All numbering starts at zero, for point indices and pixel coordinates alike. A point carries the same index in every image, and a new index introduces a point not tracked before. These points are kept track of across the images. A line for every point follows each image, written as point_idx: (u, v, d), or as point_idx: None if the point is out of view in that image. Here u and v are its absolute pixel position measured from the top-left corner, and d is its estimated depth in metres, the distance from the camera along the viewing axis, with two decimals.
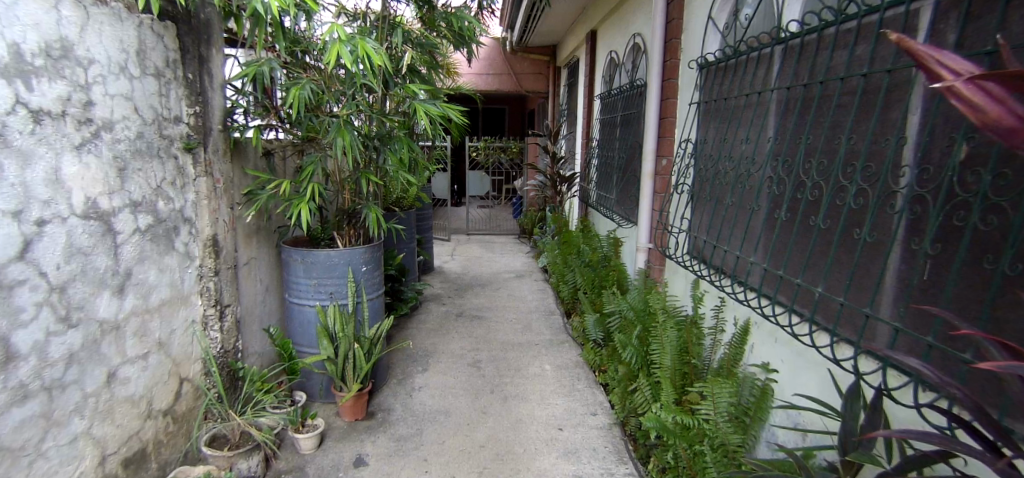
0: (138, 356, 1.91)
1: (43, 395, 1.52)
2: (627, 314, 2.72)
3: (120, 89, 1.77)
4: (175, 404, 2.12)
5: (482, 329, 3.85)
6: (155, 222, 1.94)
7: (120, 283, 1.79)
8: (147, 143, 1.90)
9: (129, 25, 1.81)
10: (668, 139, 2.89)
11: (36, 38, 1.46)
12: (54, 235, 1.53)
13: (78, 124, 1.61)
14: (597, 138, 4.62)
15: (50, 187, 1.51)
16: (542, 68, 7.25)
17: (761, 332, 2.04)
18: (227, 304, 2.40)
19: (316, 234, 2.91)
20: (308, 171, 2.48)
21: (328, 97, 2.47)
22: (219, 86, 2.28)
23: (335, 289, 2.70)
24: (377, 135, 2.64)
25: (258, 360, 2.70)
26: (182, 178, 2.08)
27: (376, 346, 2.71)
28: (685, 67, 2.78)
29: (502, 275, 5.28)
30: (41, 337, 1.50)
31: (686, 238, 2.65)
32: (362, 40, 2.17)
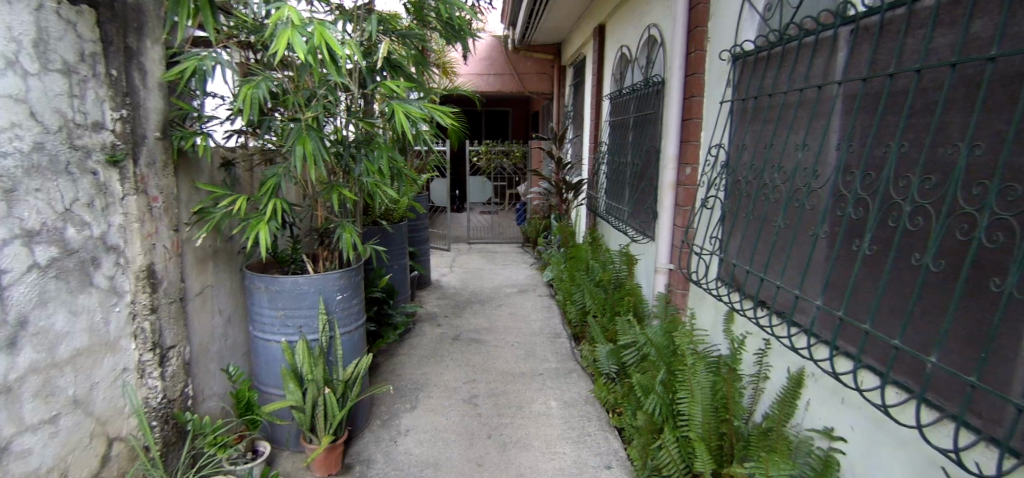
0: (44, 421, 1.43)
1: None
2: (648, 351, 2.28)
3: (4, 88, 1.31)
4: (102, 470, 1.64)
5: (480, 356, 3.39)
6: (63, 253, 1.48)
7: (9, 336, 1.32)
8: (48, 157, 1.43)
9: (20, 9, 1.34)
10: (693, 144, 2.47)
11: None
12: None
13: None
14: (607, 142, 4.20)
15: None
16: (546, 68, 6.84)
17: (817, 388, 1.62)
18: (171, 346, 1.92)
19: (285, 257, 2.47)
20: (268, 184, 2.00)
21: (293, 98, 2.03)
22: (155, 86, 1.82)
23: (305, 323, 2.23)
24: (355, 141, 2.19)
25: (217, 406, 2.26)
26: (104, 198, 1.62)
27: (353, 389, 2.23)
28: (712, 59, 2.36)
29: (504, 290, 4.87)
30: None
31: (717, 260, 2.25)
32: (321, 26, 1.70)
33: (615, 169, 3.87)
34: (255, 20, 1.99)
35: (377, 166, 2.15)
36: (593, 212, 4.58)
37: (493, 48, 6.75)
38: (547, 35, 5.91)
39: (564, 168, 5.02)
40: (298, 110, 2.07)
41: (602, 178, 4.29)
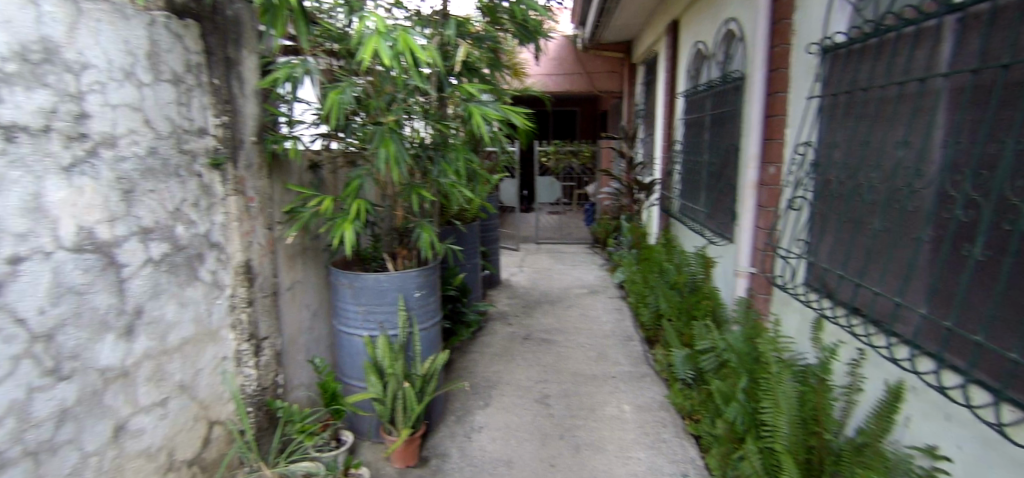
0: (156, 403, 1.53)
1: (25, 463, 1.13)
2: (729, 358, 2.14)
3: (124, 98, 1.42)
4: (204, 451, 1.76)
5: (551, 357, 3.37)
6: (173, 250, 1.61)
7: (127, 323, 1.41)
8: (161, 160, 1.55)
9: (135, 24, 1.46)
10: (776, 142, 2.32)
11: (6, 39, 1.09)
12: (34, 275, 1.15)
13: (68, 140, 1.24)
14: (681, 139, 4.05)
15: (28, 216, 1.14)
16: (616, 66, 6.74)
17: (918, 403, 1.46)
18: (264, 337, 2.08)
19: (367, 255, 2.57)
20: (353, 184, 2.07)
21: (375, 103, 2.10)
22: (251, 93, 1.97)
23: (385, 318, 2.32)
24: (432, 143, 2.25)
25: (304, 395, 2.41)
26: (207, 198, 1.77)
27: (430, 383, 2.30)
28: (797, 52, 2.20)
29: (574, 290, 4.83)
30: (22, 395, 1.11)
31: (803, 265, 2.09)
32: (404, 31, 1.71)
33: (691, 167, 3.70)
34: (341, 31, 2.10)
35: (453, 167, 2.21)
36: (665, 211, 4.43)
37: (563, 48, 6.74)
38: (616, 32, 5.78)
39: (636, 166, 5.07)
40: (378, 115, 2.14)
41: (676, 177, 4.15)
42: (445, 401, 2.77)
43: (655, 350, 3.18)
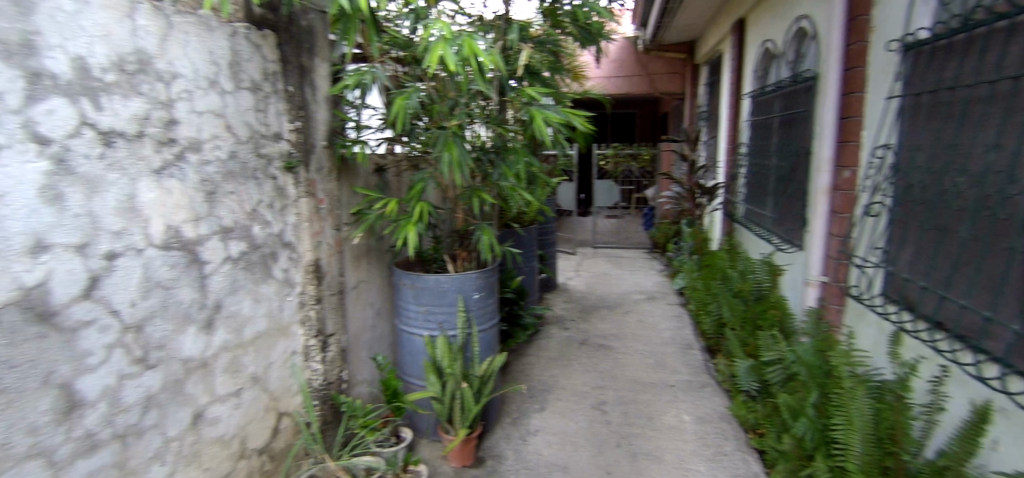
0: (231, 392, 1.60)
1: (114, 445, 1.22)
2: (797, 371, 2.01)
3: (208, 105, 1.52)
4: (273, 440, 1.81)
5: (608, 363, 3.28)
6: (250, 249, 1.69)
7: (207, 317, 1.50)
8: (241, 163, 1.64)
9: (219, 35, 1.55)
10: (851, 145, 2.19)
11: (106, 51, 1.20)
12: (128, 270, 1.25)
13: (158, 145, 1.34)
14: (746, 142, 3.89)
15: (124, 216, 1.24)
16: (678, 68, 6.58)
17: (1009, 427, 1.33)
18: (330, 333, 2.14)
19: (428, 256, 2.56)
20: (416, 187, 2.00)
21: (440, 107, 2.03)
22: (323, 99, 2.06)
23: (445, 319, 2.28)
24: (493, 147, 2.14)
25: (367, 391, 2.46)
26: (282, 200, 1.85)
27: (487, 384, 2.25)
28: (876, 49, 2.06)
29: (632, 296, 4.72)
30: (113, 381, 1.22)
31: (880, 274, 1.96)
32: (470, 34, 1.55)
33: (758, 171, 3.53)
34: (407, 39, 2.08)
35: (513, 171, 2.08)
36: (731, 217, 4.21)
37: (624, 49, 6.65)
38: (681, 32, 5.62)
39: (698, 170, 4.90)
40: (442, 120, 2.07)
41: (741, 181, 3.99)
42: (501, 404, 2.73)
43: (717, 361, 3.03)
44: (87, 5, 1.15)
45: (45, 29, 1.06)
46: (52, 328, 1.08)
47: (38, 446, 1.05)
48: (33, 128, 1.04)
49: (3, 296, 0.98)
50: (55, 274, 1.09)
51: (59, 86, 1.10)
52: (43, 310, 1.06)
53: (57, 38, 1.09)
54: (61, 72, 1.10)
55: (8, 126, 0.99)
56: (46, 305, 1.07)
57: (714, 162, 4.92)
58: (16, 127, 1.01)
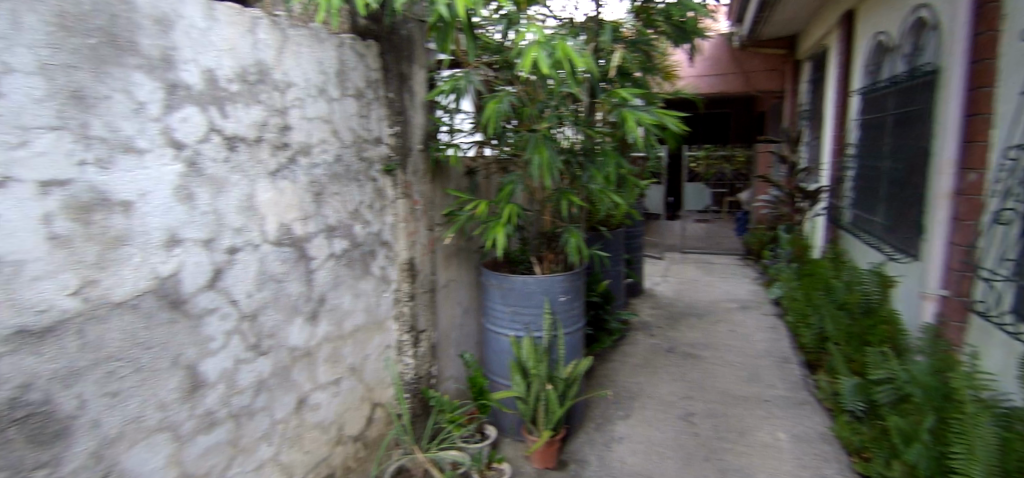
0: (331, 381, 1.69)
1: (230, 424, 1.33)
2: (911, 391, 1.82)
3: (318, 111, 1.61)
4: (367, 429, 1.88)
5: (697, 372, 3.09)
6: (351, 247, 1.77)
7: (313, 309, 1.60)
8: (345, 166, 1.73)
9: (328, 45, 1.64)
10: (979, 145, 1.97)
11: (231, 64, 1.32)
12: (246, 264, 1.36)
13: (275, 149, 1.45)
14: (855, 142, 3.59)
15: (244, 214, 1.35)
16: (777, 64, 6.24)
17: None
18: (423, 329, 2.17)
19: (515, 257, 2.43)
20: (506, 189, 1.94)
21: (530, 110, 1.92)
22: (421, 105, 2.08)
23: (531, 320, 2.17)
24: (582, 149, 2.04)
25: (453, 387, 2.46)
26: (380, 200, 1.92)
27: (572, 387, 2.10)
28: (1007, 39, 1.84)
29: (723, 304, 4.46)
30: (230, 364, 1.32)
31: (1010, 290, 1.74)
32: (563, 39, 1.50)
33: (868, 174, 3.25)
34: (500, 43, 1.98)
35: (603, 174, 1.96)
36: (836, 223, 3.88)
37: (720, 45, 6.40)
38: (781, 25, 5.23)
39: (799, 173, 4.60)
40: (531, 123, 1.96)
41: (848, 183, 3.70)
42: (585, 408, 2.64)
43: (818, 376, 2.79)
44: (215, 22, 1.27)
45: (181, 45, 1.19)
46: (182, 314, 1.20)
47: (166, 420, 1.17)
48: (170, 134, 1.17)
49: (141, 284, 1.10)
50: (186, 265, 1.20)
51: (192, 95, 1.23)
52: (174, 297, 1.18)
53: (191, 52, 1.21)
54: (194, 83, 1.23)
55: (148, 132, 1.12)
56: (177, 293, 1.19)
57: (818, 166, 4.62)
58: (155, 133, 1.13)
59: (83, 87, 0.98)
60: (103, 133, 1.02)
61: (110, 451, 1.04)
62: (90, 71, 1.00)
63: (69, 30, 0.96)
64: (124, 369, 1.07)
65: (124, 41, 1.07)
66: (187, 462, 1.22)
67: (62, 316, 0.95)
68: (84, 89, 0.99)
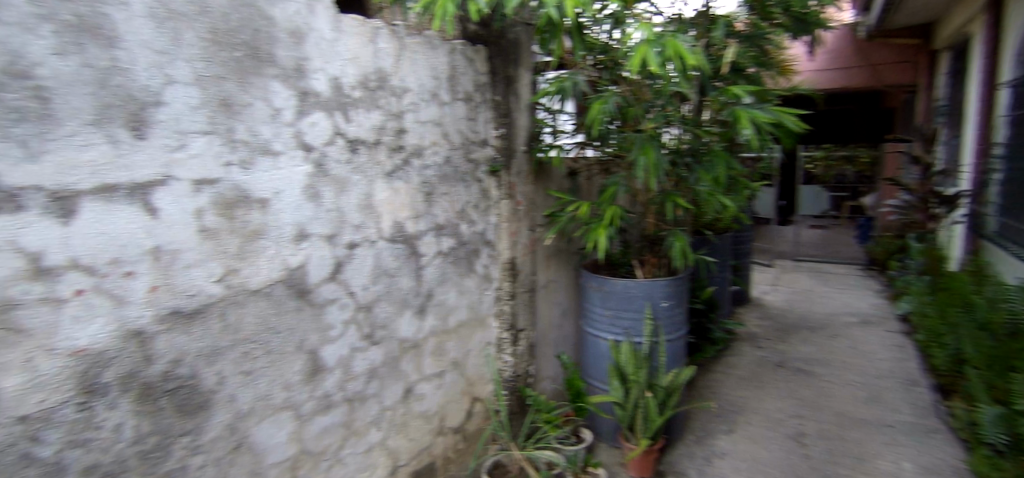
0: (435, 373, 1.75)
1: (345, 407, 1.43)
2: None
3: (431, 115, 1.67)
4: (467, 422, 1.91)
5: (810, 390, 2.83)
6: (458, 245, 1.82)
7: (421, 303, 1.67)
8: (453, 167, 1.78)
9: (442, 52, 1.70)
10: None
11: (355, 72, 1.41)
12: (364, 258, 1.46)
13: (391, 151, 1.54)
14: (1004, 139, 3.14)
15: (363, 212, 1.45)
16: (909, 55, 5.64)
17: None
18: (522, 328, 2.15)
19: (617, 260, 2.28)
20: (609, 191, 1.91)
21: (635, 110, 1.83)
22: (526, 107, 2.05)
23: (631, 325, 2.05)
24: (689, 150, 1.95)
25: (550, 387, 2.37)
26: (486, 201, 1.94)
27: (673, 397, 1.97)
28: None
29: (842, 318, 4.05)
30: (347, 352, 1.42)
31: None
32: (674, 37, 1.48)
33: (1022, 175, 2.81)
34: (606, 43, 1.87)
35: (711, 176, 1.88)
36: (979, 232, 3.44)
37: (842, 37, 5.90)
38: (914, 11, 4.66)
39: (935, 176, 4.20)
40: (636, 124, 1.90)
41: (995, 187, 3.22)
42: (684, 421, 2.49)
43: (952, 402, 2.45)
44: (342, 34, 1.38)
45: (311, 56, 1.30)
46: (308, 303, 1.31)
47: (290, 400, 1.29)
48: (302, 138, 1.28)
49: (274, 274, 1.23)
50: (312, 258, 1.31)
51: (321, 102, 1.33)
52: (302, 287, 1.29)
53: (320, 62, 1.32)
54: (322, 91, 1.33)
55: (283, 136, 1.24)
56: (304, 283, 1.30)
57: (957, 167, 4.17)
58: (289, 137, 1.25)
59: (230, 95, 1.13)
60: (246, 136, 1.16)
61: (242, 424, 1.18)
62: (236, 80, 1.14)
63: (219, 44, 1.10)
64: (257, 351, 1.20)
65: (264, 53, 1.19)
66: (306, 438, 1.33)
67: (208, 300, 1.10)
68: (231, 98, 1.13)
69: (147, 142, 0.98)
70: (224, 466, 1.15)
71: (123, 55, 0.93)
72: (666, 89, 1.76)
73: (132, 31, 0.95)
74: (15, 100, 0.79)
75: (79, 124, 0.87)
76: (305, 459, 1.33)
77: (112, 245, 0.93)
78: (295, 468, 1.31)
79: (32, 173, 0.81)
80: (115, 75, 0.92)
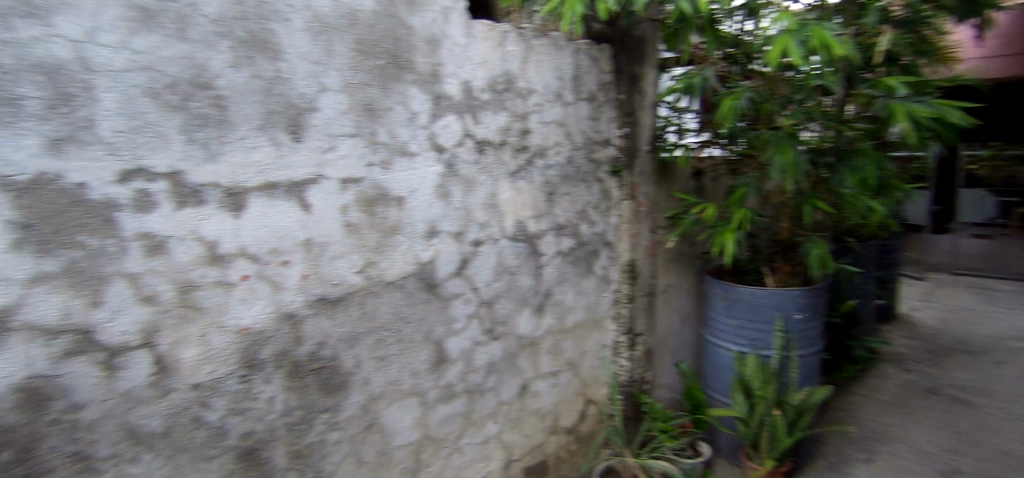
0: (551, 372, 1.75)
1: (465, 398, 1.48)
2: None
3: (555, 115, 1.68)
4: (580, 424, 1.89)
5: (969, 422, 2.44)
6: (577, 246, 1.79)
7: (539, 302, 1.68)
8: (576, 167, 1.76)
9: (567, 53, 1.69)
10: None
11: (484, 75, 1.46)
12: (487, 255, 1.50)
13: (516, 152, 1.57)
14: None
15: (488, 210, 1.49)
16: None
17: None
18: (640, 333, 2.04)
19: (745, 266, 2.15)
20: (739, 193, 1.82)
21: (771, 105, 1.73)
22: (650, 105, 1.93)
23: (759, 337, 1.92)
24: (833, 149, 1.77)
25: (668, 396, 2.23)
26: (606, 201, 1.88)
27: (804, 417, 1.81)
28: None
29: (1014, 345, 3.46)
30: (468, 345, 1.47)
31: None
32: (819, 25, 1.40)
33: None
34: (737, 36, 1.81)
35: (859, 178, 1.72)
36: None
37: None
38: None
39: None
40: (771, 120, 1.80)
41: None
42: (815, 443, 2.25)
43: None
44: (473, 39, 1.43)
45: (445, 61, 1.36)
46: (436, 296, 1.37)
47: (416, 387, 1.36)
48: (435, 139, 1.35)
49: (407, 267, 1.30)
50: (440, 253, 1.38)
51: (452, 105, 1.39)
52: (431, 280, 1.36)
53: (453, 67, 1.38)
54: (454, 94, 1.39)
55: (418, 138, 1.31)
56: (433, 277, 1.36)
57: None
58: (424, 138, 1.32)
59: (374, 102, 1.22)
60: (387, 139, 1.25)
61: (374, 405, 1.27)
62: (379, 86, 1.22)
63: (365, 53, 1.19)
64: (390, 339, 1.28)
65: (404, 60, 1.27)
66: (430, 424, 1.40)
67: (350, 289, 1.19)
68: (375, 103, 1.22)
69: (303, 144, 1.09)
70: (358, 443, 1.24)
71: (285, 66, 1.06)
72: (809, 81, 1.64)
73: (293, 44, 1.07)
74: (200, 108, 0.93)
75: (249, 129, 1.01)
76: (427, 444, 1.40)
77: (272, 236, 1.05)
78: (418, 451, 1.38)
79: (210, 172, 0.95)
80: (279, 84, 1.05)
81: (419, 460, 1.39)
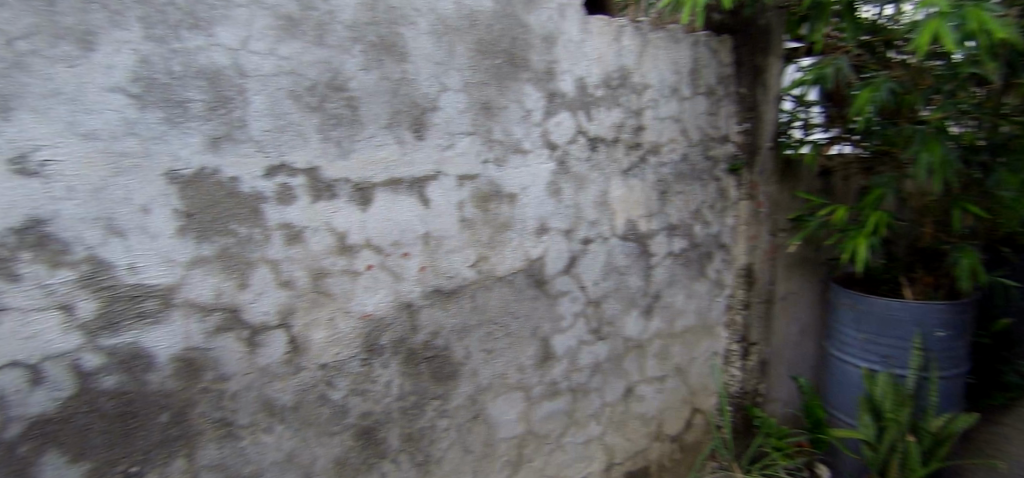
0: (658, 376, 1.71)
1: (569, 396, 1.48)
2: None
3: (670, 111, 1.63)
4: (685, 432, 1.82)
5: None
6: (690, 247, 1.73)
7: (648, 304, 1.64)
8: (690, 165, 1.69)
9: (683, 46, 1.64)
10: None
11: (599, 71, 1.45)
12: (597, 253, 1.49)
13: (629, 148, 1.54)
14: None
15: (599, 208, 1.48)
16: None
17: None
18: (754, 342, 1.93)
19: (879, 276, 1.98)
20: (874, 195, 1.65)
21: (915, 97, 1.59)
22: (774, 98, 1.82)
23: (893, 354, 1.75)
24: (989, 145, 1.61)
25: (782, 411, 2.08)
26: (724, 201, 1.80)
27: (944, 447, 1.63)
28: None
29: None
30: (574, 344, 1.47)
31: None
32: (978, 7, 1.21)
33: None
34: (875, 21, 1.60)
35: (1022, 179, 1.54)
36: None
37: None
38: None
39: None
40: (913, 114, 1.66)
41: None
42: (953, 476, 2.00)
43: None
44: (589, 35, 1.42)
45: (561, 58, 1.36)
46: (544, 293, 1.38)
47: (523, 381, 1.38)
48: (549, 136, 1.36)
49: (518, 263, 1.32)
50: (550, 250, 1.38)
51: (567, 102, 1.39)
52: (541, 277, 1.37)
53: (568, 63, 1.38)
54: (569, 91, 1.39)
55: (533, 136, 1.32)
56: (543, 273, 1.37)
57: None
58: (538, 136, 1.33)
59: (491, 101, 1.24)
60: (502, 136, 1.27)
61: (481, 397, 1.30)
62: (496, 85, 1.25)
63: (484, 53, 1.22)
64: (499, 332, 1.30)
65: (521, 59, 1.29)
66: (534, 420, 1.41)
67: (463, 282, 1.23)
68: (492, 102, 1.25)
69: (425, 142, 1.13)
70: (466, 432, 1.28)
71: (411, 68, 1.11)
72: (965, 69, 1.43)
73: (418, 46, 1.12)
74: (335, 109, 1.00)
75: (377, 128, 1.06)
76: (531, 439, 1.42)
77: (394, 230, 1.11)
78: (522, 446, 1.40)
79: (343, 168, 1.02)
80: (404, 85, 1.10)
81: (522, 454, 1.41)
